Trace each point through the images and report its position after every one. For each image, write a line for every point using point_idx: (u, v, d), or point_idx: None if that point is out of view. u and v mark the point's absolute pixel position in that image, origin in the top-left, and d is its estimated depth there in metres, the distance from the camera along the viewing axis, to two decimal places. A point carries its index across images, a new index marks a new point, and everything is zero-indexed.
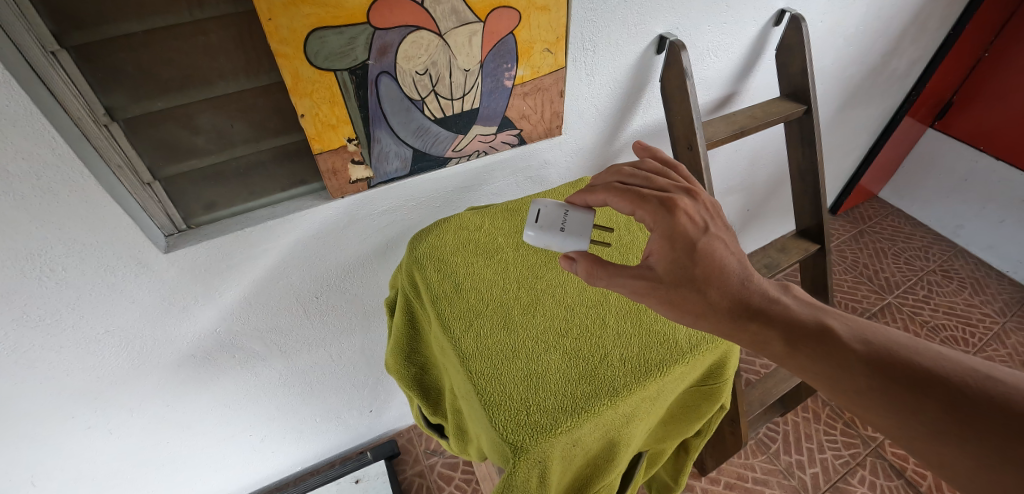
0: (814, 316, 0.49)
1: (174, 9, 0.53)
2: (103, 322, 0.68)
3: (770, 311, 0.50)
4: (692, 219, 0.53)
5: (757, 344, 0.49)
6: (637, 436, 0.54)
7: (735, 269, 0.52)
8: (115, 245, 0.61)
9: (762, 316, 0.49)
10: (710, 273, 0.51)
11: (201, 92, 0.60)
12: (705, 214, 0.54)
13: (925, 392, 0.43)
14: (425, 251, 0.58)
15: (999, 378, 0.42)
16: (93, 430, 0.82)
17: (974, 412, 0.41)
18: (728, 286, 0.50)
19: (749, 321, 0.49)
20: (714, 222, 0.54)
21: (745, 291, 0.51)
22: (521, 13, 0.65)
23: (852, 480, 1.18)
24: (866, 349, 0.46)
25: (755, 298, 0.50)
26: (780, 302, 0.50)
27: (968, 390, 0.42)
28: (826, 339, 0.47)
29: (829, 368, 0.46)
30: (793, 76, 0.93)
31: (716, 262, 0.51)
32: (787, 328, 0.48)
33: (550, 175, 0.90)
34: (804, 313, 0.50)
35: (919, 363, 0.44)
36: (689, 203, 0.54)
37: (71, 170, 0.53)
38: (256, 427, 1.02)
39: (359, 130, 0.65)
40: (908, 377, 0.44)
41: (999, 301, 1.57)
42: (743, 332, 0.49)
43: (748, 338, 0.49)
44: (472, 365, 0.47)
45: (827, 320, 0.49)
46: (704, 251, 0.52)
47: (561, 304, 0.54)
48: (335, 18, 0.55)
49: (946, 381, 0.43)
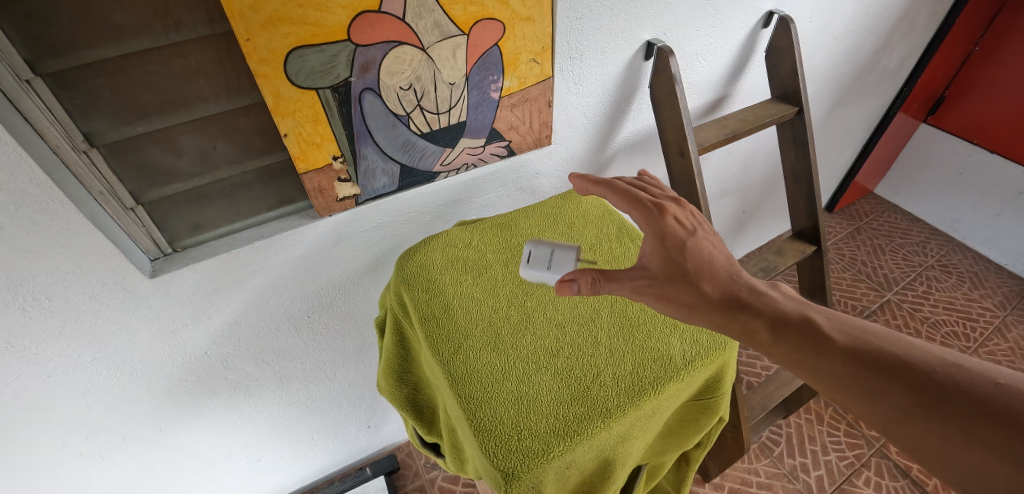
0: (798, 310, 0.48)
1: (149, 32, 0.52)
2: (91, 349, 0.67)
3: (758, 304, 0.49)
4: (682, 223, 0.52)
5: (743, 335, 0.48)
6: (635, 452, 0.52)
7: (722, 265, 0.51)
8: (98, 272, 0.60)
9: (749, 308, 0.48)
10: (700, 267, 0.50)
11: (181, 114, 0.59)
12: (695, 220, 0.53)
13: (898, 380, 0.43)
14: (412, 269, 0.57)
15: (966, 366, 0.42)
16: (85, 457, 0.81)
17: (946, 401, 0.41)
18: (716, 283, 0.50)
19: (738, 311, 0.48)
20: (703, 227, 0.53)
21: (733, 284, 0.50)
22: (505, 25, 0.64)
23: (857, 482, 1.16)
24: (848, 341, 0.45)
25: (742, 291, 0.49)
26: (767, 295, 0.49)
27: (937, 377, 0.42)
28: (808, 332, 0.46)
29: (810, 357, 0.45)
30: (783, 78, 0.93)
31: (706, 260, 0.50)
32: (773, 320, 0.47)
33: (541, 184, 0.88)
34: (789, 307, 0.49)
35: (893, 353, 0.44)
36: (679, 209, 0.53)
37: (51, 199, 0.52)
38: (253, 447, 1.00)
39: (344, 148, 0.64)
40: (885, 367, 0.43)
41: (999, 294, 1.56)
42: (734, 322, 0.48)
43: (736, 329, 0.48)
44: (462, 390, 0.46)
45: (812, 313, 0.48)
46: (692, 251, 0.51)
47: (553, 322, 0.52)
48: (315, 36, 0.54)
49: (919, 371, 0.43)
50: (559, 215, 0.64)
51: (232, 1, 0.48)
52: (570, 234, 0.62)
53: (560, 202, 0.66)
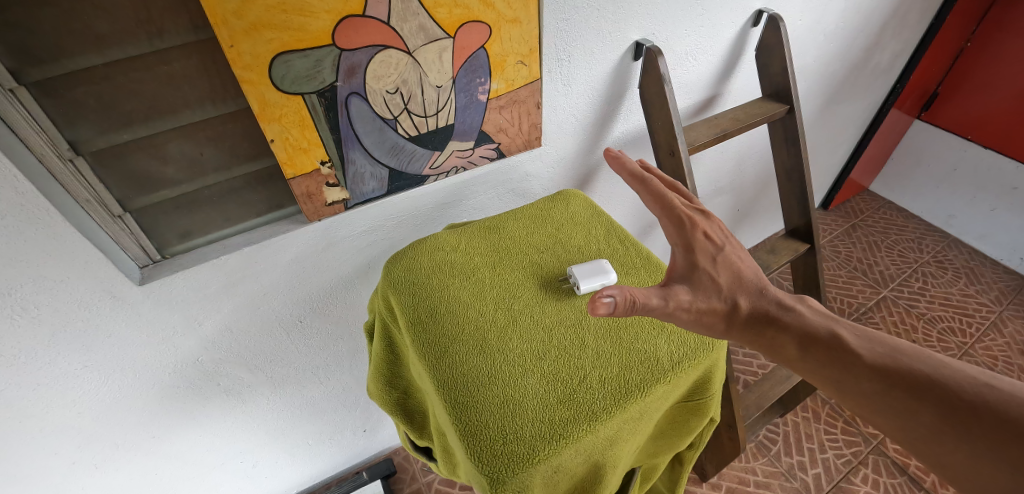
0: (825, 325, 0.52)
1: (133, 40, 0.52)
2: (81, 358, 0.67)
3: (785, 319, 0.53)
4: (710, 238, 0.53)
5: (774, 349, 0.52)
6: (625, 454, 0.52)
7: (751, 281, 0.54)
8: (87, 280, 0.60)
9: (777, 323, 0.52)
10: (730, 283, 0.52)
11: (167, 122, 0.59)
12: (722, 234, 0.54)
13: (921, 396, 0.47)
14: (399, 273, 0.56)
15: (996, 386, 0.45)
16: (78, 465, 0.80)
17: (969, 418, 0.45)
18: (745, 299, 0.53)
19: (767, 326, 0.52)
20: (731, 242, 0.54)
21: (762, 299, 0.53)
22: (491, 27, 0.64)
23: (854, 480, 1.16)
24: (872, 356, 0.49)
25: (772, 307, 0.53)
26: (794, 311, 0.53)
27: (955, 390, 0.46)
28: (835, 348, 0.51)
29: (836, 371, 0.50)
30: (774, 76, 0.93)
31: (732, 274, 0.53)
32: (801, 336, 0.52)
33: (532, 186, 0.88)
34: (817, 322, 0.53)
35: (918, 370, 0.48)
36: (706, 223, 0.54)
37: (35, 208, 0.51)
38: (248, 453, 1.00)
39: (332, 152, 0.64)
40: (908, 383, 0.47)
41: (995, 289, 1.56)
42: (762, 337, 0.52)
43: (767, 343, 0.52)
44: (448, 395, 0.46)
45: (838, 329, 0.52)
46: (721, 267, 0.53)
47: (539, 324, 0.52)
48: (299, 41, 0.54)
49: (943, 387, 0.46)
50: (546, 216, 0.64)
51: (214, 8, 0.48)
52: (558, 235, 0.61)
53: (548, 205, 0.66)
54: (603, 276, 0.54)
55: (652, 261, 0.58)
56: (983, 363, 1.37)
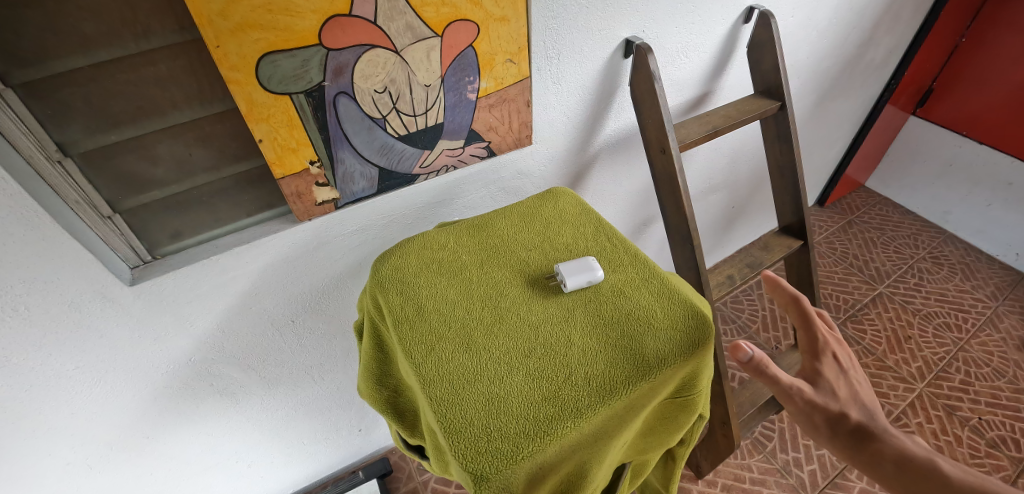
0: (929, 457, 0.51)
1: (119, 41, 0.52)
2: (73, 358, 0.67)
3: (888, 441, 0.53)
4: (838, 358, 0.57)
5: (868, 467, 0.53)
6: (612, 450, 0.52)
7: (862, 402, 0.56)
8: (77, 281, 0.60)
9: (878, 441, 0.53)
10: (841, 399, 0.55)
11: (155, 123, 0.59)
12: (850, 360, 0.58)
13: None
14: (386, 272, 0.57)
15: None
16: (73, 466, 0.81)
17: None
18: (856, 414, 0.55)
19: (867, 443, 0.53)
20: (856, 369, 0.58)
21: (872, 421, 0.55)
22: (479, 25, 0.64)
23: (850, 476, 1.16)
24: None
25: (875, 427, 0.54)
26: (897, 437, 0.53)
27: None
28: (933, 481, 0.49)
29: None
30: (765, 73, 0.92)
31: (847, 390, 0.56)
32: (897, 458, 0.52)
33: (524, 184, 0.88)
34: (919, 453, 0.52)
35: None
36: (839, 347, 0.59)
37: (23, 209, 0.52)
38: (244, 453, 1.01)
39: (321, 152, 0.64)
40: None
41: (991, 285, 1.55)
42: (862, 452, 0.53)
43: (862, 458, 0.53)
44: (432, 393, 0.46)
45: (941, 462, 0.51)
46: (844, 382, 0.56)
47: (525, 322, 0.52)
48: (285, 41, 0.54)
49: None
50: (535, 214, 0.64)
51: (199, 8, 0.48)
52: (546, 233, 0.61)
53: (537, 203, 0.66)
54: (589, 273, 0.54)
55: (639, 257, 0.58)
56: (978, 359, 1.37)
